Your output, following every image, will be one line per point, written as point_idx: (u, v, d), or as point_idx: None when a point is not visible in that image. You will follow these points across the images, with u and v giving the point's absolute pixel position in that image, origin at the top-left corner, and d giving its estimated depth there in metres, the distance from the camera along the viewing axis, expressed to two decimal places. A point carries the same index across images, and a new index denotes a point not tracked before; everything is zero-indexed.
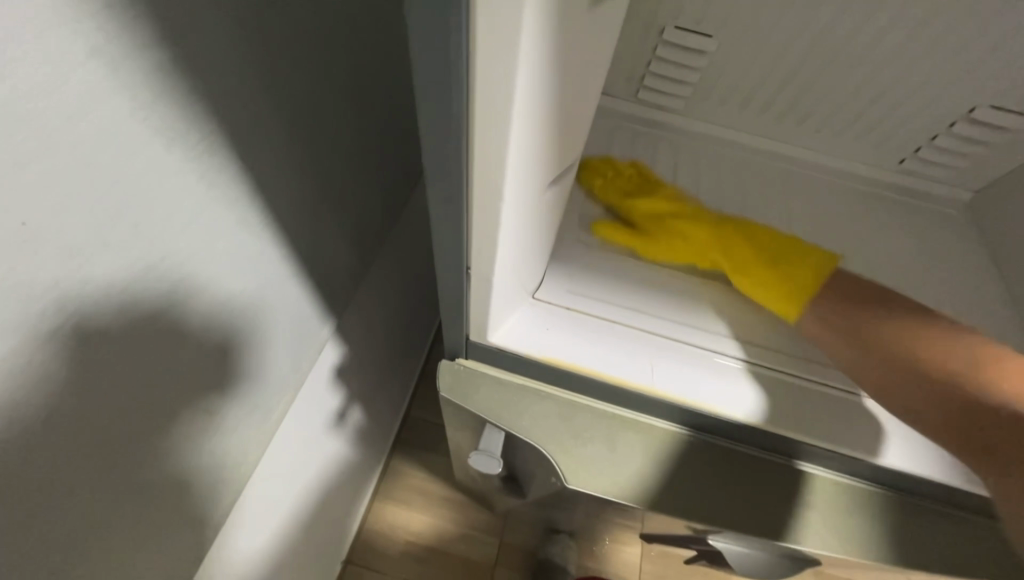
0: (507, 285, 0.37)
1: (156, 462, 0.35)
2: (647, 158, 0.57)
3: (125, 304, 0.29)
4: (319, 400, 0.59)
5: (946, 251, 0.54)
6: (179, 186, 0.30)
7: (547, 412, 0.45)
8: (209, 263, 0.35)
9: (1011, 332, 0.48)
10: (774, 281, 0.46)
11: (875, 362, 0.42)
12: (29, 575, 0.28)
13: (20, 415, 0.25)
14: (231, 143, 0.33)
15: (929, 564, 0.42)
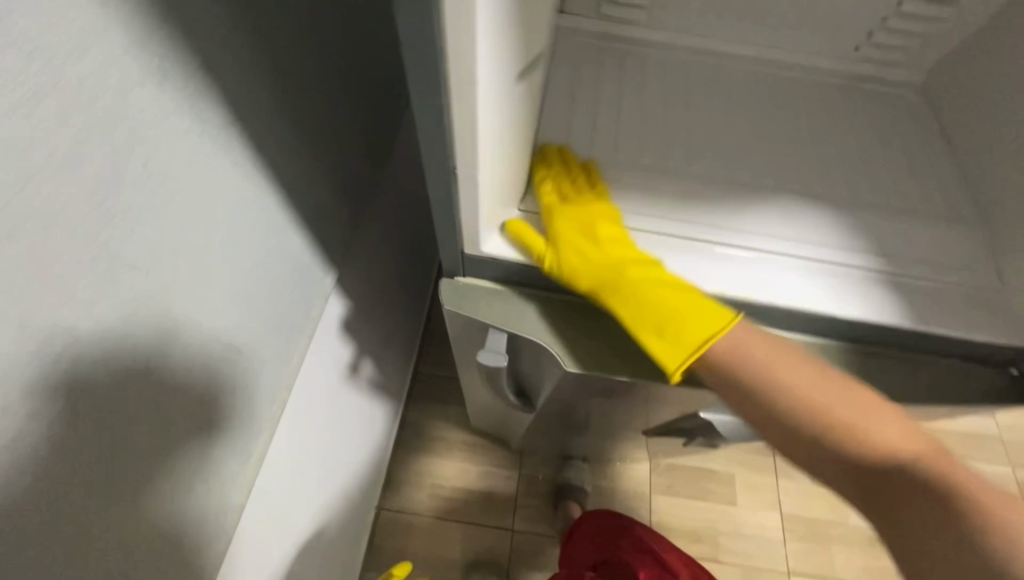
0: (489, 196, 0.40)
1: (205, 379, 0.45)
2: (614, 76, 0.56)
3: (156, 253, 0.36)
4: (327, 342, 0.76)
5: (903, 133, 0.56)
6: (172, 133, 0.35)
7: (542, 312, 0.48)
8: (212, 223, 0.41)
9: (959, 203, 0.51)
10: (656, 324, 0.41)
11: (765, 402, 0.40)
12: (114, 449, 0.37)
13: (87, 329, 0.32)
14: (205, 81, 0.37)
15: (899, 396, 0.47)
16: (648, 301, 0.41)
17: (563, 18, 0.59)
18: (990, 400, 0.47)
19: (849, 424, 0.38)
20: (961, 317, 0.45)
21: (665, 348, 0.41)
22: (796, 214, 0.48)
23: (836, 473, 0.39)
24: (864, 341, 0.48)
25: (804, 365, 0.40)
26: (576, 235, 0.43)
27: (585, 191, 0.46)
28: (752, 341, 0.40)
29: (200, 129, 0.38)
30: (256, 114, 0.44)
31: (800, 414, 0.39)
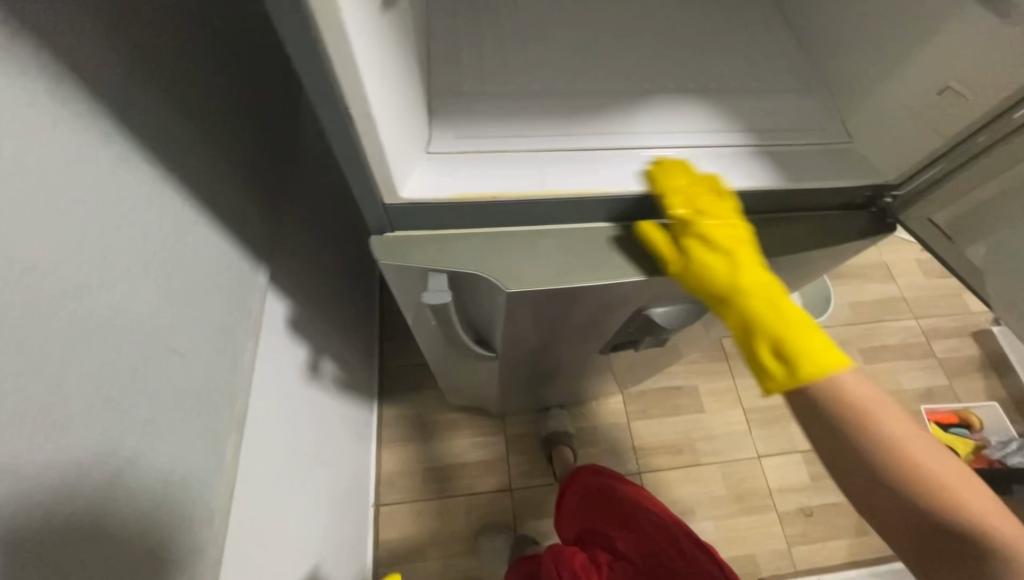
0: (392, 138, 0.40)
1: (157, 388, 0.43)
2: (490, 16, 0.58)
3: (62, 266, 0.35)
4: (278, 343, 0.74)
5: (753, 27, 0.63)
6: (41, 130, 0.34)
7: (476, 247, 0.51)
8: (113, 226, 0.40)
9: (807, 78, 0.59)
10: (772, 343, 0.50)
11: (846, 432, 0.45)
12: (79, 473, 0.35)
13: (14, 351, 0.31)
14: (64, 79, 0.35)
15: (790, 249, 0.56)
16: (768, 327, 0.50)
17: None
18: (861, 234, 0.57)
19: (923, 468, 0.43)
20: (826, 169, 0.53)
21: (772, 367, 0.50)
22: (678, 110, 0.54)
23: (889, 506, 0.45)
24: (755, 207, 0.55)
25: (896, 415, 0.45)
26: (708, 256, 0.50)
27: (712, 211, 0.49)
28: (851, 382, 0.46)
29: (71, 118, 0.36)
30: (129, 102, 0.42)
31: (875, 448, 0.44)
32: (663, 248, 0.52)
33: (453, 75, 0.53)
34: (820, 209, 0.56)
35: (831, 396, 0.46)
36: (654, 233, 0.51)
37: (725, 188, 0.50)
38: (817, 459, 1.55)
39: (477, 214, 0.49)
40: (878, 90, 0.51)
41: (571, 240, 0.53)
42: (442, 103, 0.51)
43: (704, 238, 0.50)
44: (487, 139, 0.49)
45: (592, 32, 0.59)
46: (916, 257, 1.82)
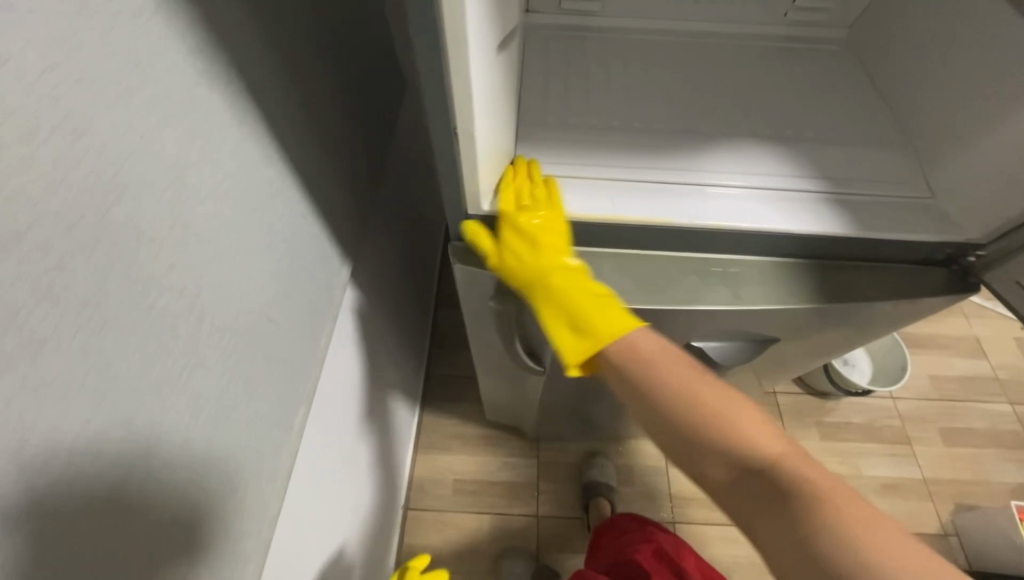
0: (484, 157, 0.46)
1: (258, 353, 0.50)
2: (579, 58, 0.64)
3: (215, 238, 0.42)
4: (349, 333, 0.82)
5: (836, 82, 0.64)
6: (224, 130, 0.42)
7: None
8: (252, 212, 0.48)
9: (889, 132, 0.59)
10: (576, 329, 0.52)
11: (653, 393, 0.47)
12: (196, 412, 0.42)
13: (173, 302, 0.38)
14: (245, 92, 0.44)
15: (859, 297, 0.55)
16: (571, 311, 0.51)
17: (532, 17, 0.67)
18: (937, 291, 0.55)
19: (722, 421, 0.44)
20: (901, 222, 0.53)
21: (577, 351, 0.52)
22: (750, 153, 0.56)
23: (710, 468, 0.45)
24: (823, 253, 0.55)
25: (697, 375, 0.47)
26: (522, 246, 0.51)
27: (537, 205, 0.50)
28: (652, 345, 0.49)
29: (243, 122, 0.45)
30: (281, 112, 0.51)
31: (680, 407, 0.46)
32: (482, 241, 0.53)
33: (542, 108, 0.59)
34: (894, 261, 0.55)
35: (645, 374, 0.48)
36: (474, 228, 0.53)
37: (545, 190, 0.51)
38: None
39: None
40: (964, 149, 0.51)
41: (631, 264, 0.56)
42: (529, 131, 0.57)
43: (519, 230, 0.50)
44: (563, 164, 0.54)
45: (673, 78, 0.63)
46: (1015, 336, 1.64)
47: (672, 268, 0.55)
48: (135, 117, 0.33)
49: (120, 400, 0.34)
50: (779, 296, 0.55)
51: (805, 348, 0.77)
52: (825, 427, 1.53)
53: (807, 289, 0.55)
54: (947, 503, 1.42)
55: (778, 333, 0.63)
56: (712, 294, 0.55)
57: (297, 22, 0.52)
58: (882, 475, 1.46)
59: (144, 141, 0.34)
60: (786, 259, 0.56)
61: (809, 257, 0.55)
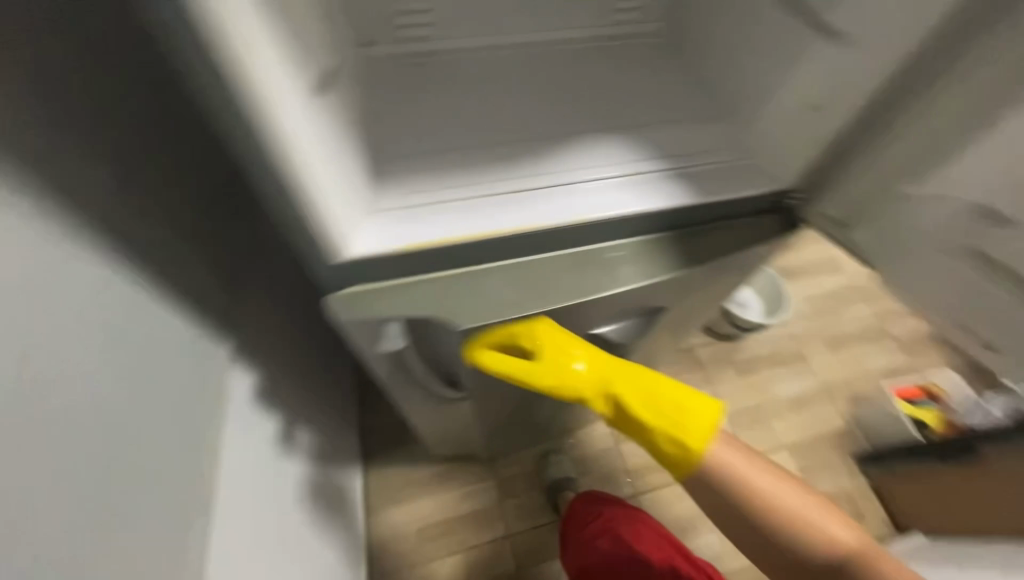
0: (330, 202, 0.45)
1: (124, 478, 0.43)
2: (428, 84, 0.63)
3: (34, 363, 0.35)
4: (253, 413, 0.74)
5: (658, 68, 0.72)
6: (16, 236, 0.35)
7: (427, 291, 0.55)
8: (80, 317, 0.41)
9: (708, 105, 0.67)
10: (665, 419, 0.64)
11: (733, 492, 0.63)
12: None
13: None
14: (39, 187, 0.38)
15: (715, 254, 0.62)
16: (643, 415, 0.64)
17: (365, 49, 0.64)
18: (770, 233, 0.64)
19: (793, 519, 0.62)
20: (730, 182, 0.60)
21: (681, 465, 0.64)
22: (598, 148, 0.60)
23: (761, 539, 0.64)
24: (678, 222, 0.60)
25: (767, 479, 0.63)
26: (546, 375, 0.61)
27: (535, 336, 0.59)
28: (727, 461, 0.63)
29: (44, 222, 0.38)
30: (93, 198, 0.44)
31: (747, 496, 0.62)
32: (502, 365, 0.60)
33: (393, 137, 0.58)
34: (737, 217, 0.63)
35: (724, 479, 0.63)
36: (490, 358, 0.59)
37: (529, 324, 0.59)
38: (806, 454, 1.58)
39: (424, 260, 0.53)
40: (765, 113, 0.59)
41: (515, 274, 0.57)
42: (384, 165, 0.55)
43: (551, 360, 0.60)
44: (422, 192, 0.54)
45: (517, 87, 0.66)
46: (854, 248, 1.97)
47: (552, 266, 0.57)
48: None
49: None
50: (650, 270, 0.60)
51: (694, 303, 0.85)
52: (738, 365, 1.71)
53: (672, 257, 0.60)
54: (844, 400, 1.66)
55: (664, 303, 0.68)
56: (593, 282, 0.58)
57: (99, 95, 0.46)
58: (790, 393, 1.67)
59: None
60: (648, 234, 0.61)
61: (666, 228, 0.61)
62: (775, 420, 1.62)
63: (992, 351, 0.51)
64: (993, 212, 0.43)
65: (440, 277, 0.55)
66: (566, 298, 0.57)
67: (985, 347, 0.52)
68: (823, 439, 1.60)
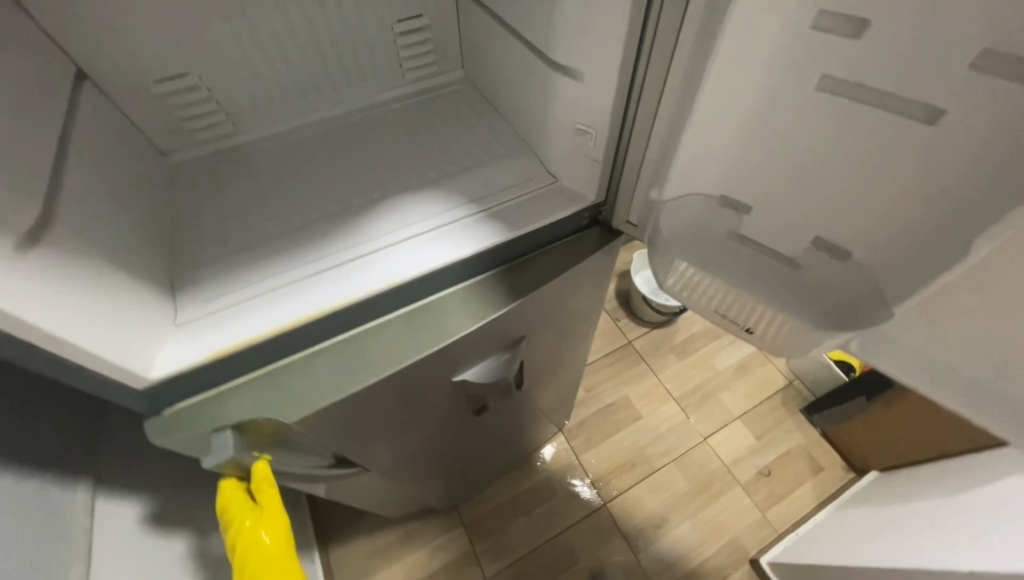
0: (109, 337, 0.44)
1: None
2: (230, 178, 0.65)
3: None
4: (139, 547, 0.71)
5: (463, 113, 0.75)
6: None
7: (253, 393, 0.55)
8: None
9: (511, 139, 0.71)
10: None
11: None
12: None
13: None
14: None
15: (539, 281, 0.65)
16: None
17: (167, 157, 0.66)
18: (595, 246, 0.68)
19: None
20: (538, 210, 0.63)
21: None
22: (410, 205, 0.64)
23: None
24: (496, 259, 0.63)
25: None
26: None
27: None
28: None
29: None
30: None
31: None
32: None
33: (196, 243, 0.58)
34: (553, 242, 0.67)
35: None
36: None
37: None
38: (759, 418, 1.62)
39: (243, 359, 0.53)
40: (549, 140, 0.63)
41: (343, 350, 0.58)
42: (189, 273, 0.56)
43: None
44: (228, 293, 0.55)
45: (325, 164, 0.68)
46: None
47: (379, 333, 0.60)
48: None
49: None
50: (483, 311, 0.62)
51: (574, 316, 0.88)
52: (677, 349, 1.76)
53: (498, 296, 0.63)
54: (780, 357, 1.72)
55: (519, 330, 0.71)
56: (428, 336, 0.60)
57: None
58: (730, 363, 1.72)
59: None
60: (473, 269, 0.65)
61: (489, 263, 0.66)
62: (722, 394, 1.66)
63: (755, 333, 0.54)
64: (729, 200, 0.47)
65: (265, 373, 0.56)
66: (398, 363, 0.58)
67: (745, 332, 0.54)
68: (770, 400, 1.65)
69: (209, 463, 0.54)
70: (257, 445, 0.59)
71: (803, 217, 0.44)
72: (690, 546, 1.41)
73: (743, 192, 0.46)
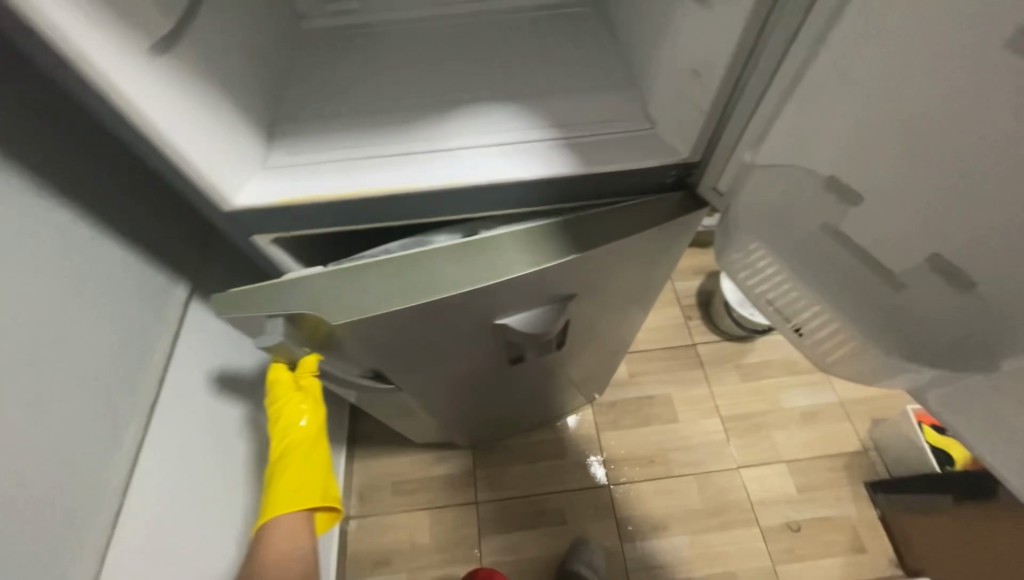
0: (208, 154, 0.51)
1: (63, 376, 0.59)
2: (345, 53, 0.70)
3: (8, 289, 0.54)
4: (211, 347, 0.87)
5: (581, 37, 0.70)
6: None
7: (303, 290, 0.59)
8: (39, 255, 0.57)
9: (621, 73, 0.65)
10: None
11: None
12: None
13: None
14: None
15: (603, 229, 0.60)
16: None
17: (302, 23, 0.72)
18: (673, 212, 0.61)
19: None
20: (620, 153, 0.58)
21: None
22: (494, 117, 0.62)
23: None
24: (560, 193, 0.60)
25: None
26: None
27: None
28: None
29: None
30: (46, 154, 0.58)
31: None
32: None
33: (300, 103, 0.64)
34: (629, 193, 0.62)
35: None
36: None
37: None
38: (810, 472, 1.44)
39: (309, 213, 0.59)
40: (658, 79, 0.57)
41: (392, 267, 0.58)
42: (287, 127, 0.62)
43: None
44: (313, 150, 0.60)
45: (430, 59, 0.69)
46: None
47: (429, 259, 0.58)
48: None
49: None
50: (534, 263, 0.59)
51: (635, 289, 0.82)
52: (743, 369, 1.61)
53: (559, 243, 0.59)
54: (865, 420, 1.49)
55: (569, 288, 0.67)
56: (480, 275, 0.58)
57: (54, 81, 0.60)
58: (801, 405, 1.53)
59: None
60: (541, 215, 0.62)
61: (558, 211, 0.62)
62: (776, 432, 1.50)
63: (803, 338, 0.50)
64: (839, 183, 0.40)
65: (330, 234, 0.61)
66: (443, 292, 0.57)
67: (794, 333, 0.51)
68: (833, 459, 1.45)
69: (263, 345, 0.61)
70: (307, 343, 0.65)
71: (925, 221, 0.35)
72: (680, 560, 1.35)
73: (858, 176, 0.38)
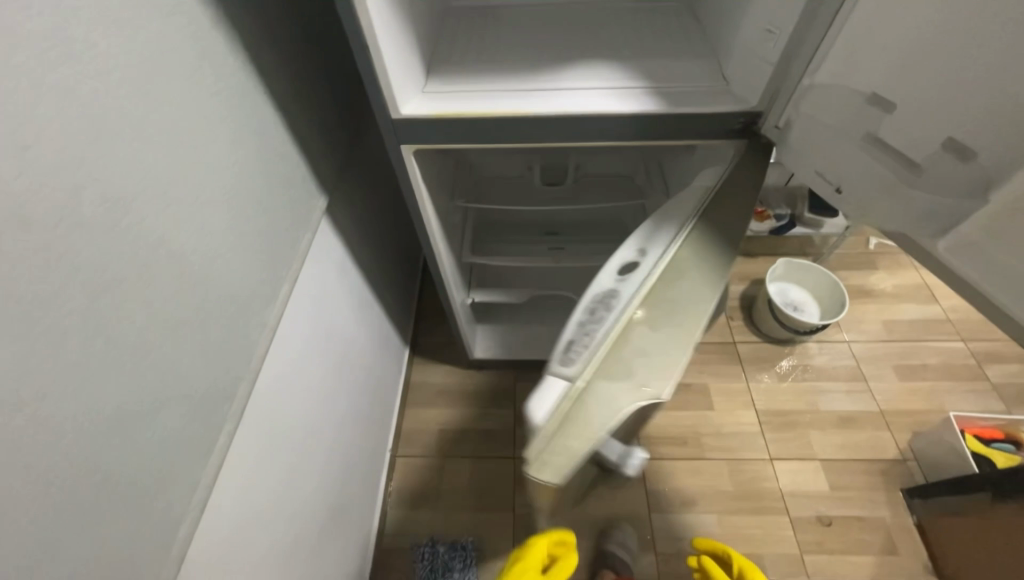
0: (395, 68, 0.70)
1: (262, 226, 0.79)
2: (482, 24, 0.90)
3: (249, 152, 0.75)
4: (329, 255, 1.06)
5: (669, 23, 0.87)
6: (242, 79, 0.73)
7: (604, 388, 0.58)
8: (266, 135, 0.79)
9: (702, 47, 0.81)
10: None
11: None
12: (228, 248, 0.71)
13: (216, 182, 0.68)
14: (247, 50, 0.74)
15: (707, 200, 0.74)
16: None
17: (448, 2, 0.94)
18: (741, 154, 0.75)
19: None
20: (700, 100, 0.74)
21: None
22: (598, 70, 0.79)
23: None
24: (648, 130, 0.75)
25: None
26: None
27: None
28: None
29: (250, 73, 0.74)
30: (273, 71, 0.80)
31: None
32: None
33: (448, 54, 0.84)
34: (706, 138, 0.76)
35: None
36: None
37: None
38: (845, 472, 1.46)
39: (452, 129, 0.77)
40: (736, 44, 0.73)
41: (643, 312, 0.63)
42: (439, 68, 0.82)
43: None
44: (458, 84, 0.79)
45: (545, 31, 0.88)
46: (927, 282, 1.81)
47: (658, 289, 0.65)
48: (153, 25, 0.57)
49: (152, 196, 0.57)
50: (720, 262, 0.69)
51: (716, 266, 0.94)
52: (781, 370, 1.66)
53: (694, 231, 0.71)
54: (904, 431, 1.51)
55: None
56: (706, 285, 0.67)
57: (281, 23, 0.83)
58: (838, 409, 1.56)
59: (166, 49, 0.59)
60: (680, 225, 0.71)
61: (683, 216, 0.73)
62: (813, 431, 1.53)
63: (841, 195, 0.63)
64: (880, 97, 0.54)
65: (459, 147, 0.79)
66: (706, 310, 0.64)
67: (835, 191, 0.63)
68: (869, 462, 1.46)
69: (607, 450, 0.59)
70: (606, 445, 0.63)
71: (943, 116, 0.49)
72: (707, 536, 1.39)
73: (898, 89, 0.52)
